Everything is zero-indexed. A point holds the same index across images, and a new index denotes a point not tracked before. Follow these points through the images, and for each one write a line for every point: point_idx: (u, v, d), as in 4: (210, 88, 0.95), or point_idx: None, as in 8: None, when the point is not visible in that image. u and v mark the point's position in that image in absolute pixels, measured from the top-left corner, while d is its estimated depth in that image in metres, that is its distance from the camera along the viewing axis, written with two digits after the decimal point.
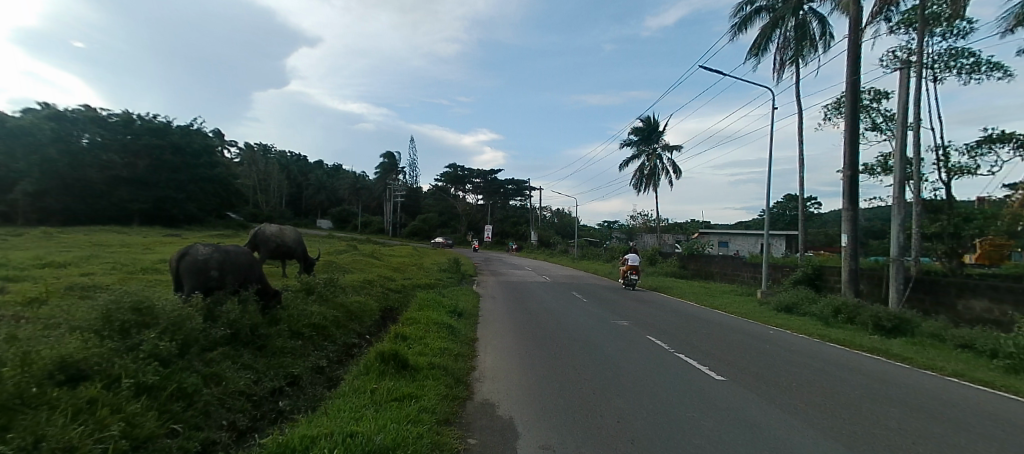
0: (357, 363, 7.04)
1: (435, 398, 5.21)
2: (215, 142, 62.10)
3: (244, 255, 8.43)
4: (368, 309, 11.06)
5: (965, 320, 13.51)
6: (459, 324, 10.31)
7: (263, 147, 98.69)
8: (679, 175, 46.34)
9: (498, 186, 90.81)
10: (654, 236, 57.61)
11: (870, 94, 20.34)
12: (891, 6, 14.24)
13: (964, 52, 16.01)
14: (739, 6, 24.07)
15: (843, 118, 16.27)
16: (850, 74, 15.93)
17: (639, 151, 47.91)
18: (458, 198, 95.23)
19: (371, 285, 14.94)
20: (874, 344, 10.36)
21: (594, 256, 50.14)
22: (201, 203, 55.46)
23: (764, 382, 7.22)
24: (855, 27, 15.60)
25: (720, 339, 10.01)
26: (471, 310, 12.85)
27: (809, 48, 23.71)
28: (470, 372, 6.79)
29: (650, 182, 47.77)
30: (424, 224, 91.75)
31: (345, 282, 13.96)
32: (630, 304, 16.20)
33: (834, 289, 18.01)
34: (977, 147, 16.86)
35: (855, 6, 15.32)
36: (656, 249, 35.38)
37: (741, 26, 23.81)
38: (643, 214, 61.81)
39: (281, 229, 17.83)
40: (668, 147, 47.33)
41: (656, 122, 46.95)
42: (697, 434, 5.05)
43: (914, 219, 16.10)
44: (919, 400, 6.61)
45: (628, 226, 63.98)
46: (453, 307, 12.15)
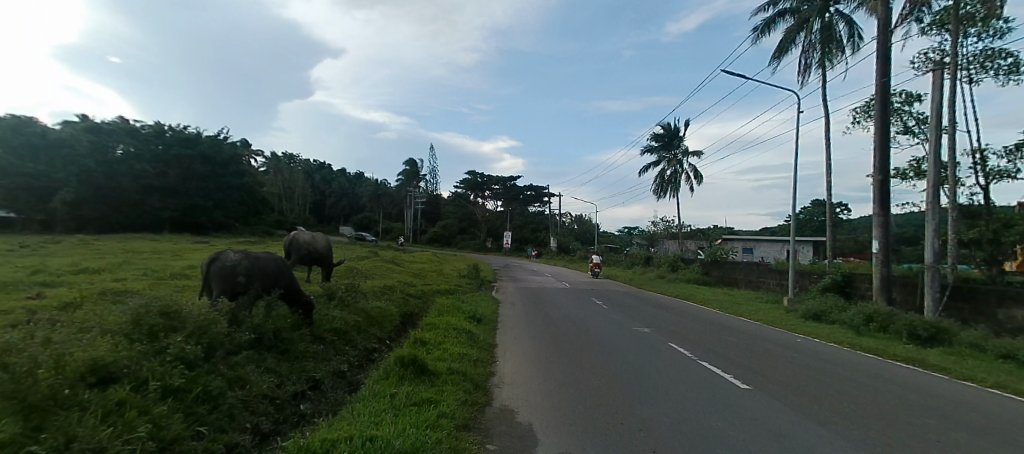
0: (377, 369, 7.05)
1: (454, 403, 5.22)
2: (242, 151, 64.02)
3: (272, 262, 8.69)
4: (389, 314, 11.21)
5: (1007, 329, 12.81)
6: (478, 329, 10.34)
7: (288, 156, 101.40)
8: (700, 181, 45.81)
9: (517, 193, 91.24)
10: (675, 243, 56.79)
11: (901, 96, 19.64)
12: (921, 7, 13.76)
13: (1001, 52, 15.33)
14: (761, 9, 23.64)
15: (872, 122, 15.75)
16: (879, 76, 15.41)
17: (659, 157, 47.45)
18: (477, 205, 95.89)
19: (392, 291, 15.11)
20: (909, 354, 9.91)
21: (614, 263, 49.77)
22: (229, 211, 57.19)
23: (792, 390, 7.03)
24: (884, 29, 15.15)
25: (747, 348, 9.74)
26: (491, 316, 12.86)
27: (836, 52, 23.11)
28: (488, 378, 6.76)
29: (671, 188, 47.17)
30: (444, 230, 92.60)
31: (366, 288, 14.17)
32: (652, 311, 15.94)
33: (865, 297, 17.38)
34: (1017, 150, 16.07)
35: (883, 7, 14.85)
36: (679, 256, 34.74)
37: (763, 30, 23.39)
38: (664, 220, 60.97)
39: (313, 236, 18.29)
40: (689, 153, 46.75)
41: (676, 128, 46.47)
42: (723, 445, 4.94)
43: (950, 224, 15.38)
44: (957, 411, 6.38)
45: (649, 232, 63.17)
46: (473, 313, 12.19)
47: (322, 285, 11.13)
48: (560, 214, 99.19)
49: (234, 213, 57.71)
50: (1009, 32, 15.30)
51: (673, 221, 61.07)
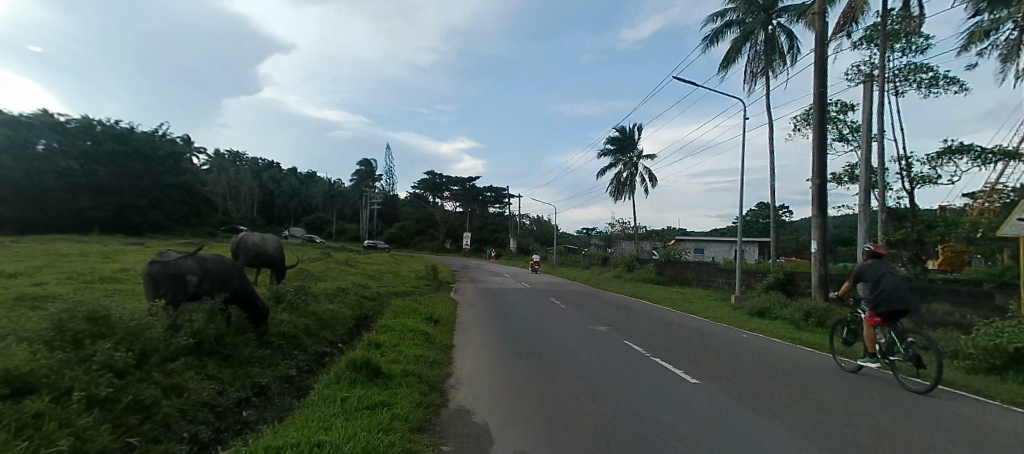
0: (328, 372, 6.86)
1: (409, 405, 5.18)
2: (184, 149, 60.84)
3: (221, 264, 8.27)
4: (341, 316, 10.93)
5: (929, 322, 13.80)
6: (435, 331, 10.27)
7: (233, 155, 97.04)
8: (655, 182, 47.33)
9: (477, 194, 91.06)
10: (632, 243, 58.36)
11: (837, 105, 20.93)
12: (852, 22, 14.75)
13: (923, 67, 16.63)
14: (710, 19, 24.71)
15: (811, 129, 16.71)
16: (817, 86, 16.37)
17: (616, 160, 48.67)
18: (438, 206, 95.27)
19: (345, 293, 14.77)
20: (843, 347, 10.54)
21: (573, 263, 50.56)
22: (167, 212, 54.73)
23: (740, 384, 7.36)
24: (820, 42, 16.12)
25: (698, 344, 10.08)
26: (449, 317, 12.78)
27: (778, 63, 24.43)
28: (445, 379, 6.69)
29: (627, 190, 48.42)
30: (402, 232, 93.38)
31: (316, 290, 13.73)
32: (608, 310, 16.31)
33: (804, 294, 18.44)
34: (938, 157, 17.46)
35: (819, 21, 15.78)
36: (634, 256, 35.70)
37: (712, 39, 24.38)
38: (621, 222, 62.48)
39: (264, 237, 17.54)
40: (643, 156, 48.13)
41: (631, 131, 47.82)
42: (672, 439, 5.16)
43: (880, 225, 16.50)
44: (888, 400, 6.85)
45: (606, 233, 64.61)
46: (430, 314, 12.11)
47: (270, 288, 10.73)
48: (520, 214, 99.75)
49: (173, 213, 55.31)
50: (928, 49, 16.63)
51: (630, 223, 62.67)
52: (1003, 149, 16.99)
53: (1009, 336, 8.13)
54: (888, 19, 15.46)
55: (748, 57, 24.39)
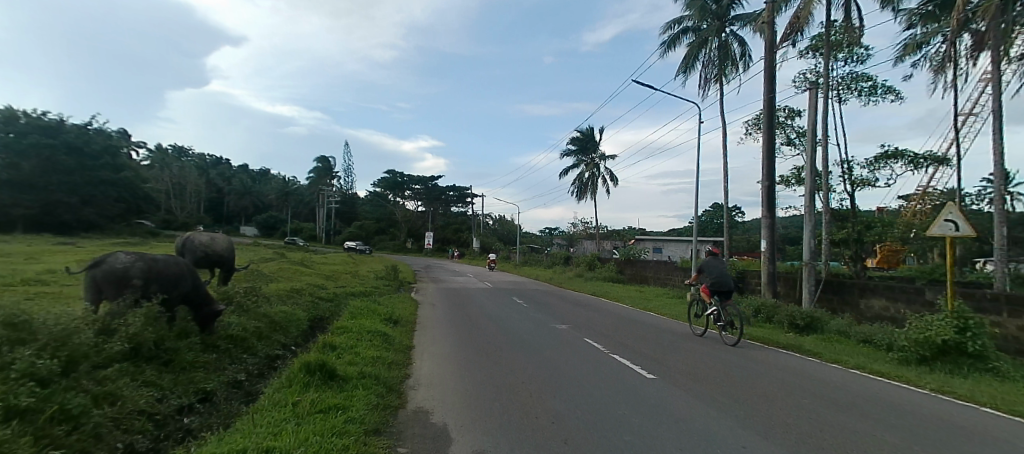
0: (280, 376, 6.64)
1: (365, 408, 5.10)
2: (120, 143, 57.32)
3: (172, 265, 7.86)
4: (295, 318, 10.62)
5: (867, 317, 14.68)
6: (394, 331, 10.11)
7: (177, 151, 91.87)
8: (616, 183, 48.36)
9: (438, 193, 90.43)
10: (593, 243, 59.33)
11: (785, 111, 21.97)
12: (799, 31, 15.50)
13: (863, 76, 17.70)
14: (668, 25, 25.46)
15: (761, 133, 17.44)
16: (767, 92, 17.11)
17: (578, 161, 49.39)
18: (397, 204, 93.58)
19: (300, 294, 14.32)
20: (790, 341, 11.07)
21: (535, 263, 50.89)
22: (101, 209, 51.35)
23: (693, 379, 7.65)
24: (770, 50, 16.87)
25: (654, 340, 10.39)
26: (408, 318, 12.61)
27: (731, 69, 25.47)
28: (404, 380, 6.60)
29: (588, 190, 49.20)
30: (361, 231, 91.76)
31: (268, 291, 13.26)
32: (569, 308, 16.50)
33: (755, 291, 19.26)
34: (876, 162, 18.62)
35: (769, 30, 16.48)
36: (596, 255, 36.44)
37: (670, 44, 25.14)
38: (583, 221, 63.45)
39: (212, 237, 16.73)
40: (604, 156, 49.08)
41: (592, 133, 48.66)
42: (628, 433, 5.33)
43: (824, 226, 17.43)
44: (829, 391, 7.28)
45: (569, 233, 65.41)
46: (388, 315, 11.90)
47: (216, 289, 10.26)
48: (484, 214, 99.56)
49: (108, 211, 51.97)
50: (868, 59, 17.71)
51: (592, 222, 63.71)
52: (934, 155, 18.29)
53: (937, 328, 8.76)
54: (832, 30, 16.35)
55: (703, 62, 25.33)
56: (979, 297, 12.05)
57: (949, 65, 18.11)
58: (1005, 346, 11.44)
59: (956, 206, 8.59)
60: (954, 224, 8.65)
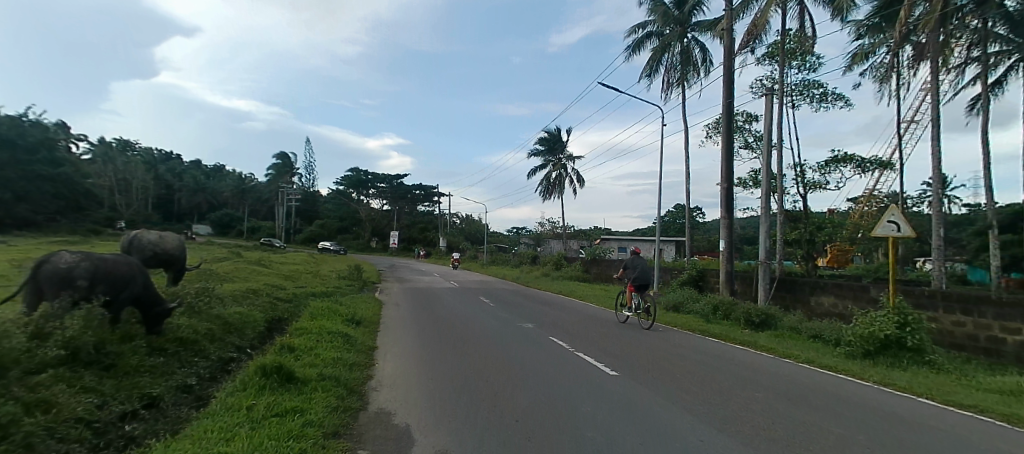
0: (233, 379, 6.42)
1: (324, 410, 4.99)
2: (60, 136, 53.98)
3: (122, 265, 7.50)
4: (251, 319, 10.26)
5: (817, 313, 15.42)
6: (356, 332, 9.92)
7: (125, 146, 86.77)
8: (582, 183, 49.10)
9: (405, 192, 91.34)
10: (560, 243, 60.04)
11: (742, 116, 22.78)
12: (756, 39, 16.11)
13: (814, 84, 18.58)
14: (632, 29, 26.00)
15: (721, 137, 18.02)
16: (726, 97, 17.71)
17: (545, 161, 49.86)
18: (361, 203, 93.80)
19: (257, 295, 13.85)
20: (745, 337, 11.51)
21: (502, 262, 51.02)
22: (38, 206, 48.14)
23: (654, 374, 7.88)
24: (729, 56, 17.48)
25: (618, 338, 10.60)
26: (371, 318, 12.39)
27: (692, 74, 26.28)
28: (366, 381, 6.49)
29: (555, 190, 49.74)
30: (323, 230, 89.67)
31: (222, 292, 12.75)
32: (535, 307, 16.62)
33: (714, 289, 19.94)
34: (827, 166, 19.57)
35: (728, 37, 17.06)
36: (562, 255, 36.98)
37: (634, 48, 25.71)
38: (550, 221, 64.12)
39: (161, 236, 15.95)
40: (571, 157, 49.70)
41: (559, 134, 49.21)
42: (591, 429, 5.45)
43: (778, 226, 18.20)
44: (781, 385, 7.63)
45: (536, 233, 65.98)
46: (351, 316, 11.67)
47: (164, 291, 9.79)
48: (451, 213, 100.18)
49: (46, 208, 48.76)
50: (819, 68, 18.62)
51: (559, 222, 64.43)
52: (879, 159, 19.41)
53: (880, 324, 9.30)
54: (787, 39, 17.09)
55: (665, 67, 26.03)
56: (918, 293, 12.88)
57: (892, 75, 19.28)
58: (940, 339, 12.28)
59: (899, 208, 9.11)
60: (896, 225, 9.18)
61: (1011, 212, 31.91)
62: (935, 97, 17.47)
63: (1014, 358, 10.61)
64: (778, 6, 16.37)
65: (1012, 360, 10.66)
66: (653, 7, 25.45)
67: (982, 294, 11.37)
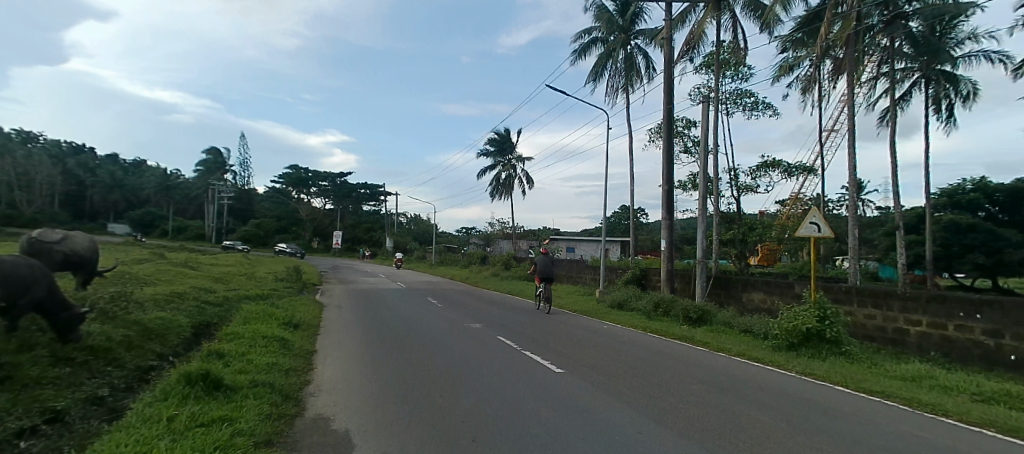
0: (153, 388, 6.00)
1: (255, 418, 4.77)
2: None
3: (22, 268, 6.81)
4: (174, 325, 9.60)
5: (748, 309, 16.42)
6: (294, 336, 9.55)
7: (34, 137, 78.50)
8: (531, 184, 49.79)
9: (349, 190, 92.38)
10: (509, 243, 60.52)
11: (682, 122, 23.91)
12: (693, 50, 16.97)
13: (746, 93, 19.81)
14: (578, 35, 26.69)
15: (662, 141, 18.81)
16: (666, 103, 18.50)
17: (495, 162, 50.13)
18: (301, 201, 92.65)
19: (182, 299, 12.95)
20: (683, 333, 12.10)
21: (452, 262, 50.78)
22: None
23: (597, 370, 8.15)
24: (668, 64, 18.31)
25: (564, 336, 10.87)
26: (311, 321, 11.96)
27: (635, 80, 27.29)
28: (303, 387, 6.27)
29: (505, 191, 50.08)
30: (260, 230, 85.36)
31: (142, 297, 11.83)
32: (484, 307, 16.66)
33: (655, 287, 20.76)
34: (757, 170, 20.89)
35: (668, 46, 17.86)
36: (511, 254, 37.25)
37: (581, 53, 26.50)
38: (500, 222, 64.51)
39: (67, 236, 14.41)
40: (521, 158, 50.25)
41: (508, 134, 49.59)
42: (535, 427, 5.55)
43: (714, 227, 19.23)
44: (714, 377, 8.10)
45: (485, 233, 66.26)
46: (288, 319, 11.22)
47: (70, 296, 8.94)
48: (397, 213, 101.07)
49: None
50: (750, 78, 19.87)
51: (509, 222, 64.92)
52: (802, 165, 20.96)
53: (802, 318, 10.06)
54: (721, 49, 18.11)
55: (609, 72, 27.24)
56: (836, 289, 14.03)
57: (813, 87, 20.89)
58: (853, 331, 13.48)
59: (819, 210, 9.88)
60: (817, 226, 9.94)
61: (914, 215, 35.45)
62: (851, 108, 19.09)
63: (915, 347, 11.82)
64: (712, 18, 17.37)
65: (914, 349, 11.88)
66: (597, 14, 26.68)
67: (889, 290, 12.58)
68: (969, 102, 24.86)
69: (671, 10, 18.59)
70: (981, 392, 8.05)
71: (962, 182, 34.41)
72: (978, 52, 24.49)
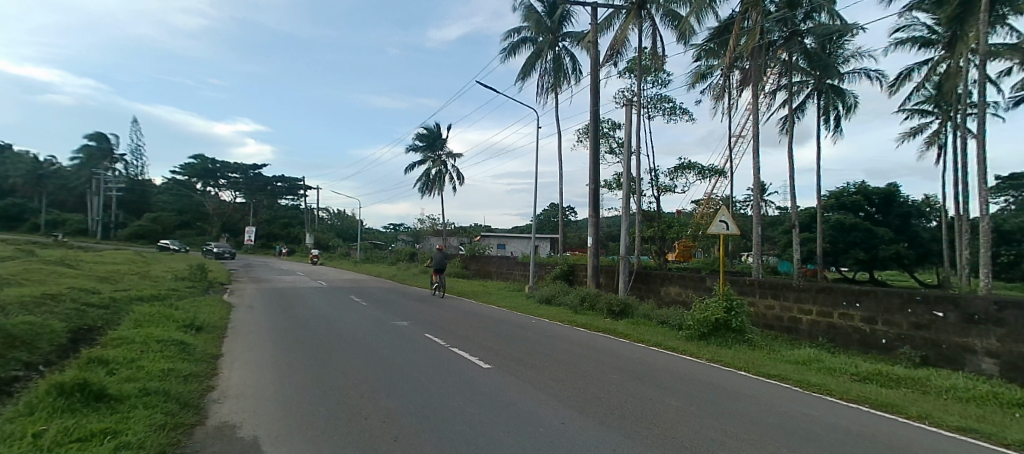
0: (15, 403, 5.28)
1: (145, 430, 4.37)
2: None
3: None
4: (46, 332, 8.51)
5: (666, 301, 17.47)
6: (197, 340, 8.82)
7: None
8: (462, 180, 49.67)
9: (264, 184, 85.99)
10: (440, 239, 59.93)
11: (608, 123, 24.89)
12: (617, 55, 17.77)
13: (664, 98, 21.05)
14: (508, 33, 27.01)
15: (588, 142, 19.46)
16: (593, 105, 19.16)
17: (424, 157, 49.46)
18: (207, 195, 85.64)
19: (56, 302, 11.48)
20: (607, 326, 12.63)
21: (380, 260, 49.42)
22: None
23: (523, 365, 8.30)
24: (594, 66, 19.00)
25: (492, 331, 10.94)
26: (216, 323, 11.10)
27: (564, 81, 28.07)
28: (206, 394, 5.83)
29: (435, 187, 49.55)
30: (165, 225, 77.96)
31: (3, 300, 10.33)
32: (411, 304, 16.33)
33: (581, 282, 21.53)
34: (676, 172, 22.24)
35: (593, 50, 18.52)
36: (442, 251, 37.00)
37: (511, 51, 26.77)
38: (430, 218, 63.74)
39: None
40: (451, 154, 49.96)
41: (438, 130, 49.11)
42: (460, 423, 5.57)
43: (637, 225, 20.21)
44: (632, 366, 8.55)
45: (415, 230, 65.13)
46: (189, 321, 10.33)
47: None
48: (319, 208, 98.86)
49: None
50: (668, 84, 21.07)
51: (439, 219, 64.31)
52: (715, 168, 22.61)
53: (712, 309, 10.87)
54: (643, 56, 19.12)
55: (539, 72, 27.79)
56: (742, 282, 15.30)
57: (724, 95, 22.56)
58: (756, 320, 14.79)
59: (727, 210, 10.71)
60: (725, 224, 10.77)
61: (808, 215, 39.58)
62: (756, 116, 20.83)
63: (806, 334, 13.19)
64: (634, 26, 18.32)
65: (805, 335, 13.24)
66: (527, 15, 27.25)
67: (786, 282, 13.91)
68: (852, 114, 28.06)
69: (597, 15, 19.27)
70: (857, 372, 9.15)
71: (847, 186, 38.82)
72: (859, 70, 27.71)
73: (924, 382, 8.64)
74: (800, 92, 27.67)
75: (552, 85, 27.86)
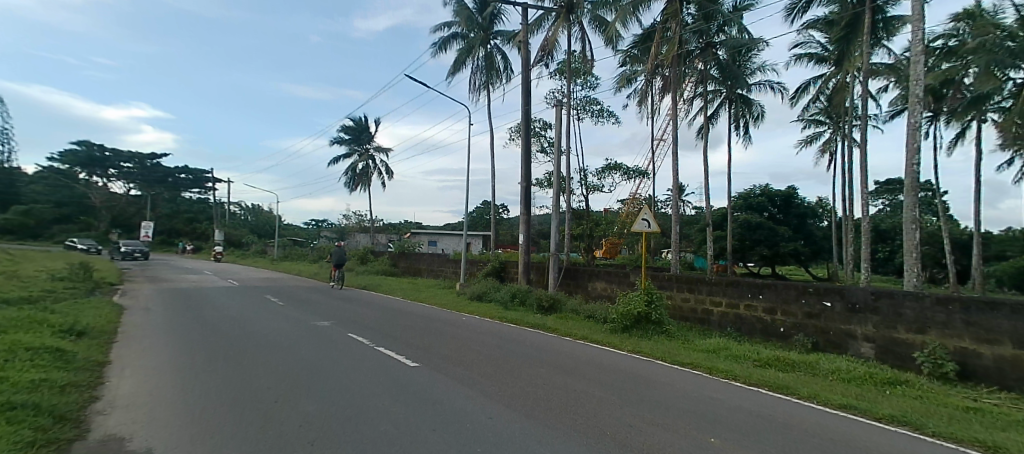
0: None
1: (10, 447, 3.86)
2: None
3: None
4: None
5: (592, 296, 18.13)
6: (81, 347, 7.89)
7: None
8: (391, 175, 48.41)
9: (164, 175, 81.37)
10: (367, 236, 58.09)
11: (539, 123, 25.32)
12: (547, 56, 18.20)
13: (593, 101, 21.78)
14: (439, 28, 26.66)
15: (520, 140, 19.65)
16: (524, 104, 19.37)
17: (350, 151, 47.65)
18: (93, 186, 76.80)
19: None
20: (535, 321, 12.89)
21: (302, 258, 46.99)
22: None
23: (451, 361, 8.28)
24: (525, 66, 19.22)
25: (420, 329, 10.78)
26: (104, 328, 9.99)
27: (496, 79, 28.18)
28: (90, 405, 5.26)
29: (361, 182, 47.90)
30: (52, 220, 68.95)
31: None
32: (334, 303, 15.67)
33: (512, 279, 21.80)
34: (603, 172, 23.15)
35: (525, 49, 18.71)
36: (369, 248, 35.91)
37: (441, 46, 26.41)
38: (356, 214, 61.60)
39: None
40: (380, 148, 48.59)
41: (366, 123, 47.57)
42: (383, 423, 5.47)
43: (566, 223, 20.77)
44: (558, 359, 8.80)
45: (341, 227, 62.60)
46: (71, 327, 9.22)
47: None
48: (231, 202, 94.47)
49: None
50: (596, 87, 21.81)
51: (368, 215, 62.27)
52: (638, 169, 23.75)
53: (634, 303, 11.42)
54: (573, 59, 19.63)
55: (471, 68, 27.69)
56: (661, 277, 16.25)
57: (647, 100, 23.77)
58: (673, 313, 15.75)
59: (649, 209, 11.32)
60: (647, 222, 11.37)
61: (721, 215, 42.76)
62: (675, 121, 22.14)
63: (717, 325, 14.24)
64: (564, 28, 18.79)
65: (715, 326, 14.29)
66: (457, 11, 27.10)
67: (700, 277, 14.94)
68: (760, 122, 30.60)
69: (528, 15, 19.48)
70: (759, 358, 10.03)
71: (754, 188, 42.38)
72: (765, 82, 30.23)
73: (815, 365, 9.64)
74: (714, 100, 29.78)
75: (484, 82, 27.85)
